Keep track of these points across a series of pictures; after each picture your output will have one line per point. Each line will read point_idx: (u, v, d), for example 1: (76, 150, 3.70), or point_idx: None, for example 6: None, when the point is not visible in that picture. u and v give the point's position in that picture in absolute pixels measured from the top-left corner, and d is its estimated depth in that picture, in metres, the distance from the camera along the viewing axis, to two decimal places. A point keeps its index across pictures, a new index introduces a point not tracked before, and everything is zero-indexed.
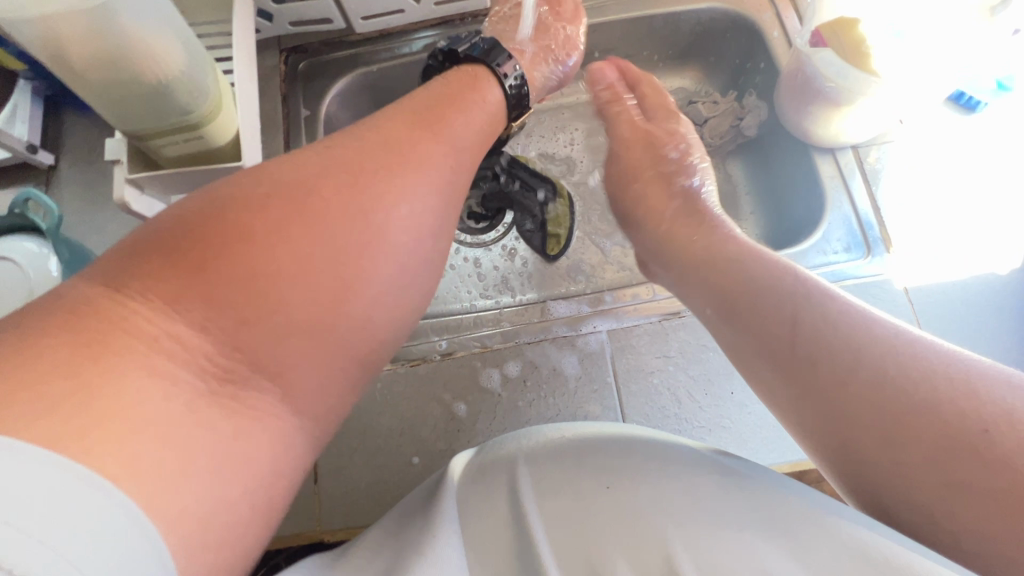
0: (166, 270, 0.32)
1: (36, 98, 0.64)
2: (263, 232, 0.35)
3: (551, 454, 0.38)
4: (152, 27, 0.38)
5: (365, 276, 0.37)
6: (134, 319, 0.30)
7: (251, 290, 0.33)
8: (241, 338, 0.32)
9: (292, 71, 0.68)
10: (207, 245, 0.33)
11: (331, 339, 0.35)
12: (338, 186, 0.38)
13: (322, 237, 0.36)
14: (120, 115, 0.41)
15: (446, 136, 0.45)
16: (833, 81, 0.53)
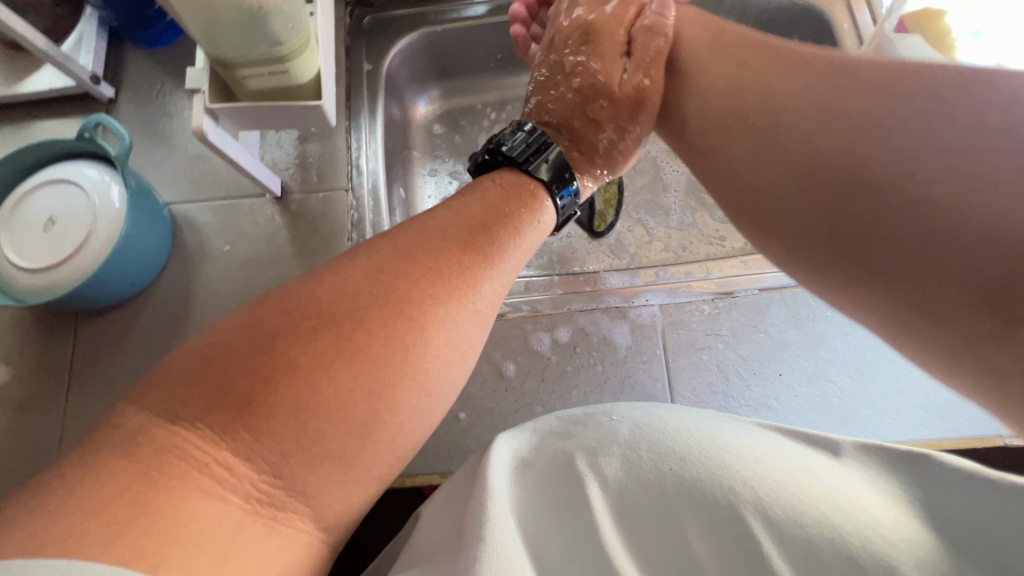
0: (214, 405, 0.30)
1: (101, 29, 0.64)
2: (314, 357, 0.32)
3: (625, 457, 0.36)
4: None
5: (403, 434, 0.34)
6: (183, 448, 0.28)
7: (297, 431, 0.30)
8: (285, 469, 0.30)
9: (357, 26, 0.68)
10: (253, 372, 0.30)
11: (348, 456, 0.32)
12: (386, 323, 0.34)
13: (370, 388, 0.32)
14: (212, 40, 0.41)
15: (500, 253, 0.39)
16: None
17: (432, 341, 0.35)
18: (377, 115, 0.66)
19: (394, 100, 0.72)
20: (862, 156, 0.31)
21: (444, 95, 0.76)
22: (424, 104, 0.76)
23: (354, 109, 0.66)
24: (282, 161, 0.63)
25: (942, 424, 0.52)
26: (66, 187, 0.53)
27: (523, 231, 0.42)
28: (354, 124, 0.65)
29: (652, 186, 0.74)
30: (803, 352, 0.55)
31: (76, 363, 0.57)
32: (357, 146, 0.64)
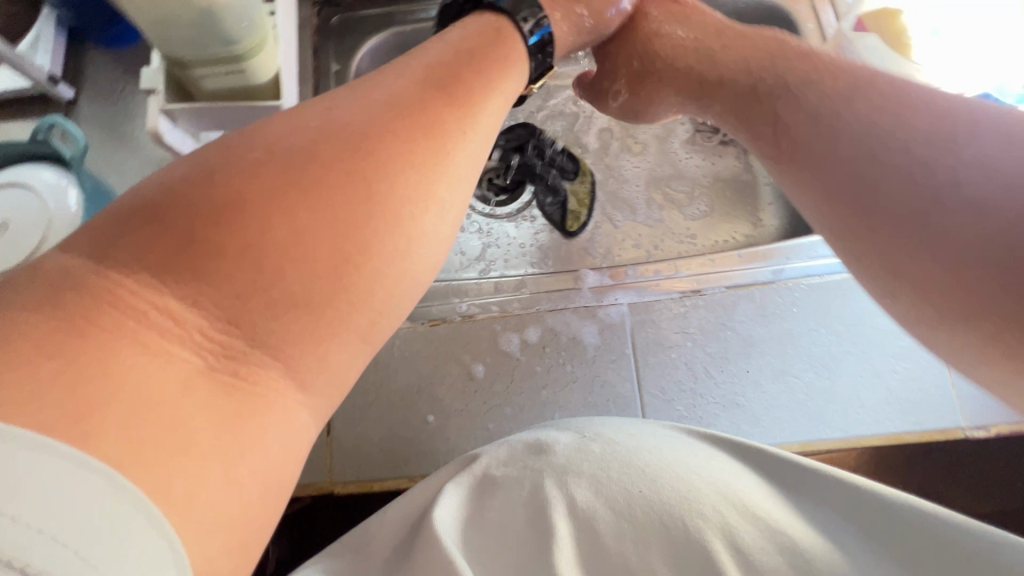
0: (152, 243, 0.27)
1: (60, 29, 0.62)
2: (265, 183, 0.29)
3: (590, 477, 0.38)
4: None
5: (383, 212, 0.31)
6: (125, 294, 0.26)
7: (250, 254, 0.27)
8: (241, 315, 0.27)
9: (325, 25, 0.67)
10: (196, 207, 0.28)
11: (324, 319, 0.29)
12: (341, 156, 0.31)
13: (331, 210, 0.29)
14: (166, 38, 0.41)
15: (467, 96, 0.37)
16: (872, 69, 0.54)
17: (422, 153, 0.33)
18: None
19: None
20: (915, 169, 0.33)
21: None
22: None
23: None
24: None
25: (903, 417, 0.53)
26: (18, 192, 0.52)
27: (487, 101, 0.38)
28: None
29: (624, 185, 0.74)
30: (769, 349, 0.55)
31: None
32: None
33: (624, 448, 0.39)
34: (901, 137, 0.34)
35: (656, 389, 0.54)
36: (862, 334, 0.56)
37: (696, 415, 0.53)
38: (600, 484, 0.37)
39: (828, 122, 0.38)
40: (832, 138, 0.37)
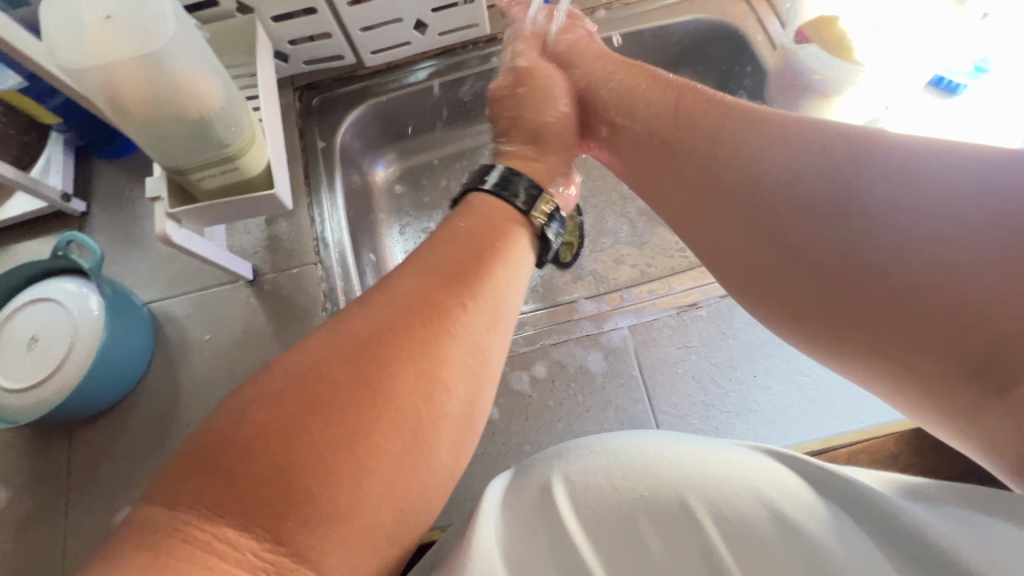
0: (202, 477, 0.28)
1: (68, 150, 0.67)
2: (300, 401, 0.30)
3: (595, 478, 0.35)
4: (206, 76, 0.41)
5: (417, 412, 0.32)
6: (183, 528, 0.27)
7: (288, 482, 0.28)
8: (285, 533, 0.28)
9: (306, 107, 0.72)
10: (234, 446, 0.29)
11: (366, 525, 0.30)
12: (372, 363, 0.32)
13: (362, 421, 0.31)
14: (168, 155, 0.44)
15: (480, 278, 0.39)
16: (820, 73, 0.56)
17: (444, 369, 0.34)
18: (337, 188, 0.69)
19: (353, 170, 0.75)
20: (822, 186, 0.36)
21: (400, 157, 0.80)
22: (383, 169, 0.80)
23: (314, 186, 0.69)
24: (251, 246, 0.66)
25: None
26: (45, 305, 0.56)
27: (500, 283, 0.40)
28: (315, 200, 0.68)
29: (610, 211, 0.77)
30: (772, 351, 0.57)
31: (73, 475, 0.58)
32: (320, 220, 0.67)
33: (625, 446, 0.37)
34: (806, 185, 0.37)
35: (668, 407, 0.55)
36: None
37: (712, 427, 0.54)
38: (601, 486, 0.35)
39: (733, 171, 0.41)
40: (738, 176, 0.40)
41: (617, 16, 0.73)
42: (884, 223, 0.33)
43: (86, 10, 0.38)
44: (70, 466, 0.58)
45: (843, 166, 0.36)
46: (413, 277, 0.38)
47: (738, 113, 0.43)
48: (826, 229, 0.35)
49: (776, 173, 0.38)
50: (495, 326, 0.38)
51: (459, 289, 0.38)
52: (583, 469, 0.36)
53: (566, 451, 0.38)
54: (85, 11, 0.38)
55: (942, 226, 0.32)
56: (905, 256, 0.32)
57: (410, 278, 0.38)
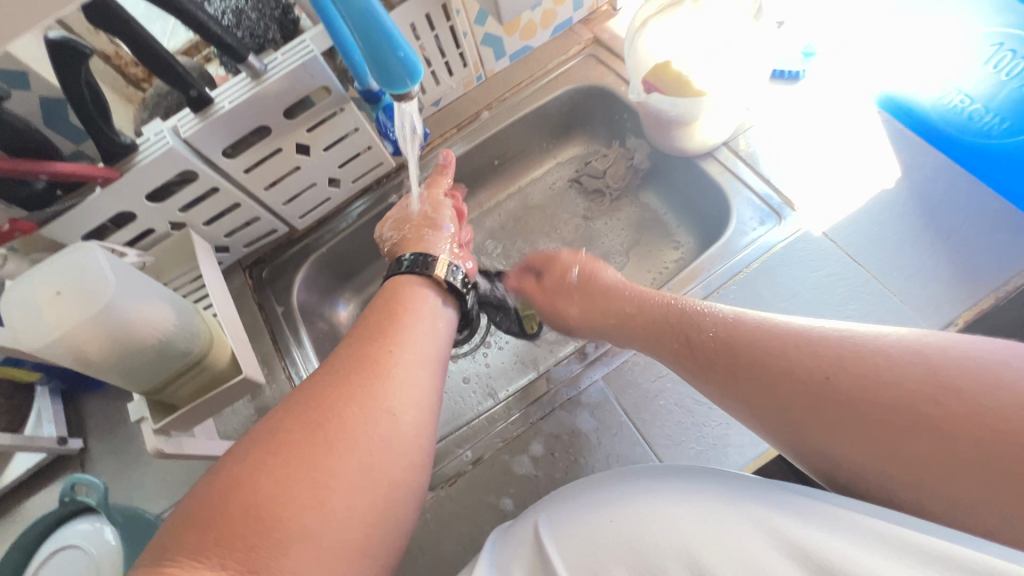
0: (185, 535, 0.33)
1: (55, 396, 0.71)
2: (263, 448, 0.37)
3: (580, 519, 0.43)
4: (150, 305, 0.46)
5: (358, 438, 0.38)
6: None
7: (258, 515, 0.34)
8: (256, 563, 0.32)
9: (259, 282, 0.78)
10: (216, 498, 0.34)
11: (333, 546, 0.35)
12: (316, 414, 0.39)
13: (319, 452, 0.37)
14: (139, 382, 0.48)
15: (410, 321, 0.48)
16: (674, 111, 0.63)
17: (386, 397, 0.41)
18: (306, 343, 0.74)
19: (316, 320, 0.80)
20: (834, 388, 0.40)
21: (356, 292, 0.86)
22: (344, 307, 0.85)
23: (285, 349, 0.73)
24: (242, 424, 0.69)
25: None
26: (63, 553, 0.58)
27: (425, 326, 0.48)
28: (289, 360, 0.72)
29: None
30: None
31: None
32: (298, 377, 0.71)
33: (600, 484, 0.45)
34: (823, 379, 0.41)
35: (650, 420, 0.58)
36: (805, 298, 0.60)
37: (710, 445, 0.56)
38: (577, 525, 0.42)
39: (769, 360, 0.44)
40: (782, 359, 0.43)
41: (499, 110, 0.82)
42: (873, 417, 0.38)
43: (40, 292, 0.43)
44: None
45: (836, 376, 0.40)
46: (358, 333, 0.46)
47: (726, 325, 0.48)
48: (812, 405, 0.41)
49: (793, 362, 0.43)
50: (416, 367, 0.44)
51: (381, 346, 0.45)
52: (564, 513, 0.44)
53: (558, 497, 0.46)
54: (40, 294, 0.43)
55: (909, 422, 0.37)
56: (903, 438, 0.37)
57: (355, 334, 0.46)
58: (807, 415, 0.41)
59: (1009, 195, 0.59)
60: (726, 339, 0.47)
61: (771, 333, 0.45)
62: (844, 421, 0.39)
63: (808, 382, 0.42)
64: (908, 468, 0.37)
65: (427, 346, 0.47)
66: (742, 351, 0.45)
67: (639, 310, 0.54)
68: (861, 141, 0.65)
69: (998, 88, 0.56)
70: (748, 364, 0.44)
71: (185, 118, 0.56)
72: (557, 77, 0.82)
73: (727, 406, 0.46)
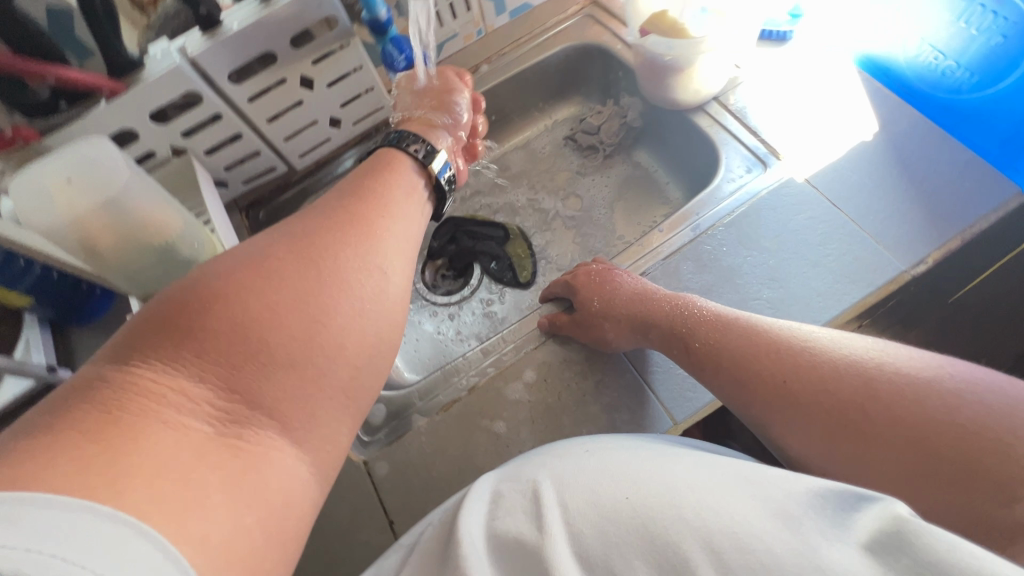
0: (161, 338, 0.33)
1: (43, 326, 0.71)
2: (250, 272, 0.37)
3: (585, 475, 0.39)
4: (156, 207, 0.47)
5: (346, 286, 0.39)
6: (143, 384, 0.31)
7: (242, 335, 0.34)
8: (238, 383, 0.33)
9: (257, 223, 0.79)
10: (193, 312, 0.34)
11: (315, 379, 0.36)
12: (306, 254, 0.39)
13: (307, 289, 0.37)
14: (139, 282, 0.49)
15: (401, 197, 0.48)
16: (668, 55, 0.66)
17: (376, 256, 0.42)
18: None
19: None
20: (845, 392, 0.45)
21: None
22: None
23: None
24: None
25: (856, 285, 0.59)
26: None
27: (411, 203, 0.49)
28: None
29: (550, 227, 0.84)
30: (722, 287, 0.63)
31: None
32: None
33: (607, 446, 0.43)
34: (835, 382, 0.46)
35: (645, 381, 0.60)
36: (786, 238, 0.63)
37: None
38: (585, 483, 0.39)
39: (790, 362, 0.49)
40: (753, 362, 0.51)
41: (497, 64, 0.84)
42: (875, 427, 0.43)
43: (50, 177, 0.43)
44: None
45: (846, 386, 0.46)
46: (346, 194, 0.46)
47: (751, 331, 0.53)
48: (816, 403, 0.46)
49: (809, 365, 0.48)
50: (403, 236, 0.45)
51: (371, 212, 0.45)
52: (568, 477, 0.40)
53: (557, 456, 0.43)
54: (49, 179, 0.43)
55: (909, 434, 0.42)
56: (904, 443, 0.42)
57: (342, 194, 0.46)
58: (815, 415, 0.46)
59: (977, 148, 0.63)
60: (752, 344, 0.52)
61: (743, 337, 0.52)
62: (801, 422, 0.47)
63: (820, 387, 0.47)
64: (915, 482, 0.41)
65: (413, 221, 0.48)
66: (763, 350, 0.51)
67: (649, 314, 0.60)
68: (841, 98, 0.69)
69: (969, 43, 0.60)
70: (773, 370, 0.49)
71: (191, 37, 0.57)
72: (555, 35, 0.84)
73: (744, 399, 0.51)
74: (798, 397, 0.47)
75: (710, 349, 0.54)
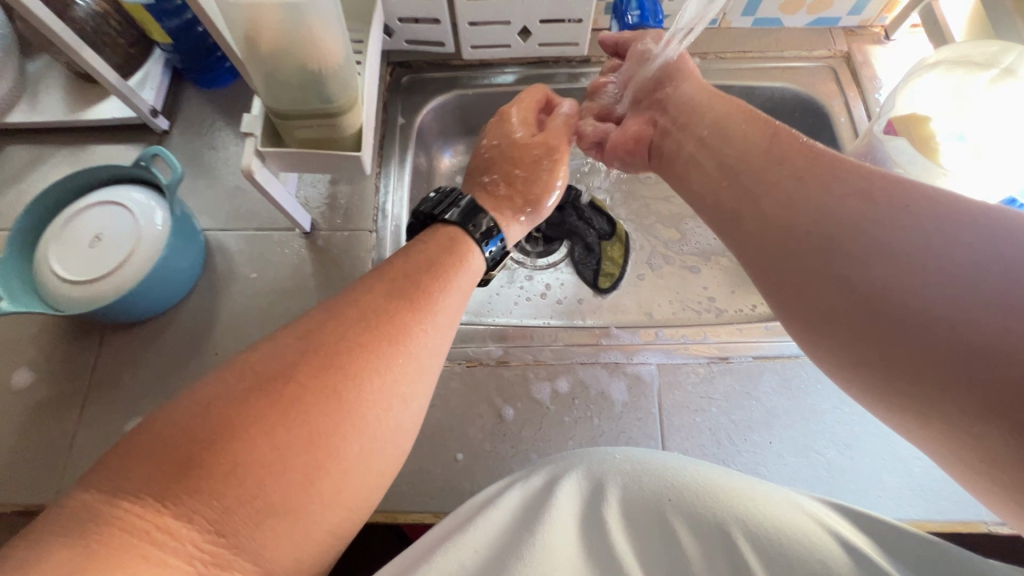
0: (156, 473, 0.31)
1: (166, 69, 0.70)
2: (238, 433, 0.33)
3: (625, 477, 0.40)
4: (331, 29, 0.43)
5: (353, 423, 0.36)
6: (129, 517, 0.30)
7: (237, 475, 0.32)
8: (227, 525, 0.31)
9: (395, 83, 0.74)
10: (186, 438, 0.32)
11: (305, 523, 0.34)
12: (309, 405, 0.34)
13: (315, 432, 0.34)
14: (274, 96, 0.46)
15: (437, 310, 0.43)
16: (902, 167, 0.56)
17: (389, 360, 0.38)
18: (406, 165, 0.71)
19: (422, 151, 0.76)
20: (856, 250, 0.35)
21: (468, 149, 0.81)
22: (449, 157, 0.81)
23: (386, 158, 0.70)
24: (313, 200, 0.68)
25: (926, 504, 0.52)
26: (111, 208, 0.58)
27: (438, 301, 0.43)
28: (384, 171, 0.70)
29: (657, 251, 0.77)
30: (792, 422, 0.56)
31: (96, 377, 0.59)
32: (384, 192, 0.69)
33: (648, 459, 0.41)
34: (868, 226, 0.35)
35: (659, 157, 0.54)
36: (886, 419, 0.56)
37: None
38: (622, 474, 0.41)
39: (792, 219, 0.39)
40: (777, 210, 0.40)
41: (709, 66, 0.74)
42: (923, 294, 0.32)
43: None
44: (94, 368, 0.59)
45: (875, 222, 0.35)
46: (370, 300, 0.40)
47: (798, 155, 0.42)
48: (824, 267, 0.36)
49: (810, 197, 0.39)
50: (426, 357, 0.40)
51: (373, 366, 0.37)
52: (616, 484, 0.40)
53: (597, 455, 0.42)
54: None
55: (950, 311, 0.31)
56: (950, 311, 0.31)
57: (362, 299, 0.41)
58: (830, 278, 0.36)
59: None
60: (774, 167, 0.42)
61: (761, 141, 0.44)
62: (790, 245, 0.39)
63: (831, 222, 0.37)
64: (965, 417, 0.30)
65: (436, 342, 0.41)
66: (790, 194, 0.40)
67: (712, 118, 0.50)
68: None
69: None
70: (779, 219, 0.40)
71: None
72: (785, 68, 0.74)
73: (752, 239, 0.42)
74: (787, 238, 0.39)
75: (733, 147, 0.46)
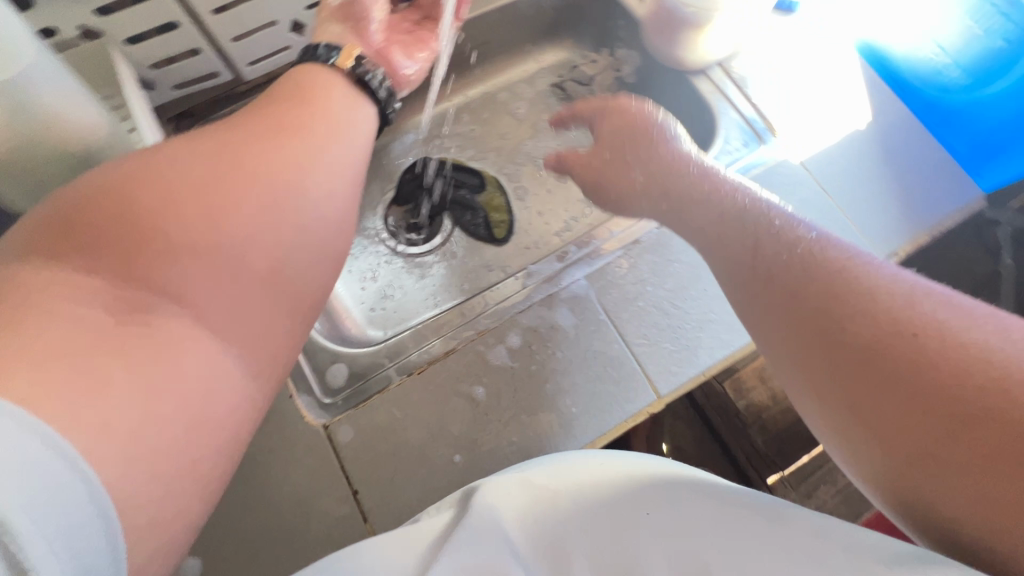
0: (66, 240, 0.31)
1: None
2: (146, 174, 0.34)
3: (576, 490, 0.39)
4: (64, 97, 0.40)
5: (289, 203, 0.38)
6: (43, 273, 0.30)
7: (152, 237, 0.32)
8: (139, 271, 0.31)
9: None
10: (100, 197, 0.33)
11: (224, 259, 0.34)
12: (225, 158, 0.37)
13: (222, 178, 0.36)
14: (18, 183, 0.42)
15: (335, 121, 0.44)
16: (692, 7, 0.62)
17: (309, 125, 0.42)
18: None
19: None
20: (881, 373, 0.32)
21: None
22: None
23: None
24: None
25: None
26: None
27: (334, 106, 0.45)
28: None
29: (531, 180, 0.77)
30: None
31: None
32: None
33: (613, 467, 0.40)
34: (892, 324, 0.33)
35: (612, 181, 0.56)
36: None
37: (683, 344, 0.58)
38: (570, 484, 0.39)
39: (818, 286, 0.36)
40: (820, 296, 0.36)
41: None
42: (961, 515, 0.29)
43: None
44: None
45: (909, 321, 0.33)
46: (265, 107, 0.43)
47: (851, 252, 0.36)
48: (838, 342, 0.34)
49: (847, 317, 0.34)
50: (337, 134, 0.44)
51: (267, 149, 0.39)
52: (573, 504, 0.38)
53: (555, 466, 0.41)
54: None
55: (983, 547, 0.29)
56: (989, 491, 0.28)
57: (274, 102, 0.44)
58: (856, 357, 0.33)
59: (954, 153, 0.65)
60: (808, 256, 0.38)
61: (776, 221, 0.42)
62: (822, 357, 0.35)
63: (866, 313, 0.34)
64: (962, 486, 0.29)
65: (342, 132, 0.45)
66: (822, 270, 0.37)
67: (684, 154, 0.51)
68: (840, 86, 0.68)
69: (970, 41, 0.62)
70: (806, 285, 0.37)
71: None
72: None
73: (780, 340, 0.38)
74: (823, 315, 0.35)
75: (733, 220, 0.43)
